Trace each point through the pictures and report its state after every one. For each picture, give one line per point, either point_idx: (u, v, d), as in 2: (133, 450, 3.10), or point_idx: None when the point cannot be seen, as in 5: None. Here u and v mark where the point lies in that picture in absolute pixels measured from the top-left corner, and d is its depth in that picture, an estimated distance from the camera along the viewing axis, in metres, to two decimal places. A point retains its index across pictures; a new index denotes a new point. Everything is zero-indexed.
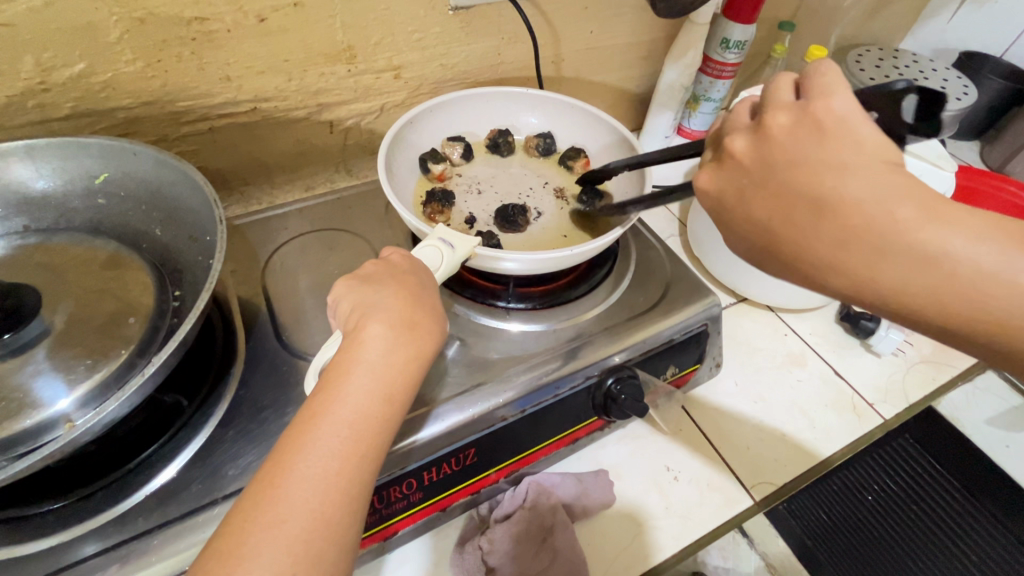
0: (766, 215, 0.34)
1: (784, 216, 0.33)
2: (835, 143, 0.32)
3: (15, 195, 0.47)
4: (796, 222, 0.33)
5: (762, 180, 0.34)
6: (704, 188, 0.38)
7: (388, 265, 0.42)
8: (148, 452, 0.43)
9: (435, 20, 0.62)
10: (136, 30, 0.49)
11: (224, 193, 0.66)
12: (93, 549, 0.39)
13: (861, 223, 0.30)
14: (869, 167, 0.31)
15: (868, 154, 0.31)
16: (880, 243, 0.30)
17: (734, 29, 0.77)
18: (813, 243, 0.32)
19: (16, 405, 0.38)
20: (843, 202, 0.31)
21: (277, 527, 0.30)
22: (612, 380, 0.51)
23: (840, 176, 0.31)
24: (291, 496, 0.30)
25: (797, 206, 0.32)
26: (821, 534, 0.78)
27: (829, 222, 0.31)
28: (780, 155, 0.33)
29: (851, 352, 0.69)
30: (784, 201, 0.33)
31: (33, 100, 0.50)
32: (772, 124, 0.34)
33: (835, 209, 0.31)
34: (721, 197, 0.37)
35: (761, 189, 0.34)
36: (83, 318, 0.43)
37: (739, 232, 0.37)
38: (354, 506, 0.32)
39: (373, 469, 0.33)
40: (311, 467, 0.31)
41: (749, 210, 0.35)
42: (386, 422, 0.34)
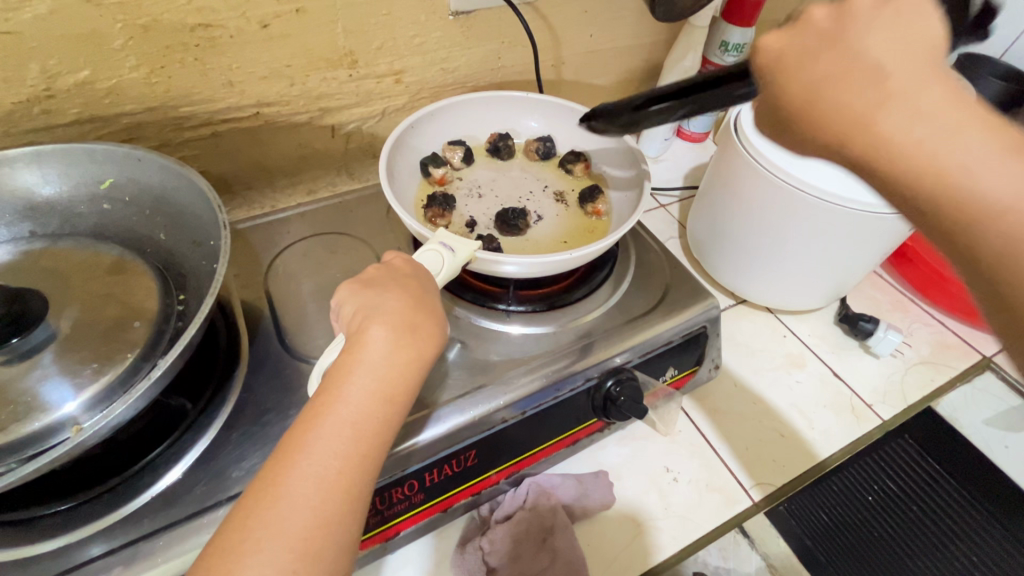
0: (810, 83, 0.30)
1: (836, 78, 0.29)
2: (926, 20, 0.28)
3: (21, 200, 0.48)
4: (852, 90, 0.29)
5: (836, 38, 0.29)
6: (764, 47, 0.32)
7: (391, 268, 0.42)
8: (153, 455, 0.43)
9: (435, 25, 0.63)
10: (141, 37, 0.50)
11: (226, 196, 0.67)
12: (98, 551, 0.39)
13: (906, 102, 0.27)
14: (921, 52, 0.28)
15: (922, 31, 0.28)
16: (930, 130, 0.27)
17: (733, 32, 0.78)
18: (860, 116, 0.28)
19: (22, 409, 0.38)
20: (920, 85, 0.27)
21: (279, 525, 0.30)
22: (611, 382, 0.52)
23: (928, 72, 0.27)
24: (293, 495, 0.31)
25: (843, 76, 0.29)
26: (823, 534, 0.78)
27: (902, 104, 0.27)
28: (873, 20, 0.28)
29: (850, 354, 0.69)
30: (843, 63, 0.29)
31: (38, 106, 0.50)
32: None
33: (892, 79, 0.27)
34: (778, 58, 0.31)
35: (823, 52, 0.29)
36: (88, 322, 0.43)
37: (784, 89, 0.31)
38: (356, 507, 0.32)
39: (375, 469, 0.34)
40: (313, 467, 0.32)
41: (796, 77, 0.30)
42: (388, 424, 0.35)
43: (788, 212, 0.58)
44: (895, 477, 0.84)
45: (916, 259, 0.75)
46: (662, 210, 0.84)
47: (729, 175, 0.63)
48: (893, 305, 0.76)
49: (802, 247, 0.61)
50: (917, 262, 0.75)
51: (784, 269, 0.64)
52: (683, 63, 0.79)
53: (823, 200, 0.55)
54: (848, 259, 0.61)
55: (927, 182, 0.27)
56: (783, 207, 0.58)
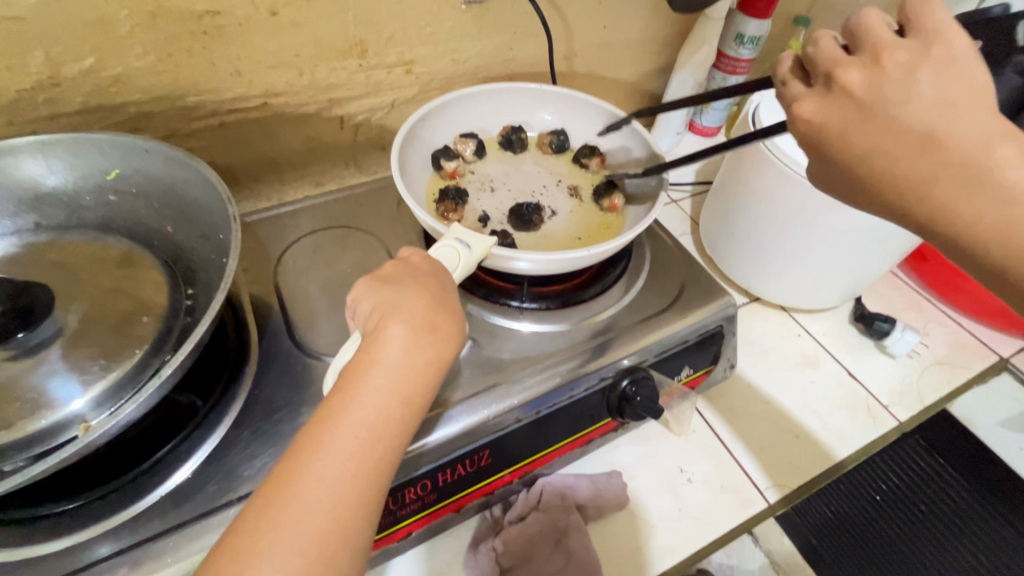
0: (864, 150, 0.33)
1: (892, 151, 0.32)
2: (970, 81, 0.30)
3: (26, 191, 0.47)
4: (903, 161, 0.32)
5: (875, 112, 0.32)
6: (801, 118, 0.35)
7: (408, 264, 0.41)
8: (162, 452, 0.42)
9: (447, 15, 0.61)
10: (148, 24, 0.49)
11: (233, 188, 0.66)
12: (108, 550, 0.38)
13: (967, 169, 0.30)
14: (972, 114, 0.30)
15: (971, 90, 0.30)
16: (1001, 195, 0.30)
17: (749, 24, 0.76)
18: (912, 183, 0.32)
19: (30, 405, 0.38)
20: (985, 149, 0.30)
21: (292, 528, 0.30)
22: (627, 382, 0.51)
23: (989, 135, 0.30)
24: (307, 498, 0.30)
25: (901, 146, 0.31)
26: (831, 530, 0.77)
27: (955, 175, 0.31)
28: (914, 88, 0.30)
29: (865, 354, 0.68)
30: (897, 136, 0.31)
31: (43, 95, 0.49)
32: (892, 58, 0.31)
33: (948, 150, 0.30)
34: (821, 129, 0.34)
35: (873, 122, 0.32)
36: (96, 317, 0.43)
37: (835, 158, 0.34)
38: (370, 511, 0.32)
39: (390, 472, 0.33)
40: (330, 471, 0.31)
41: (850, 146, 0.33)
42: (405, 427, 0.34)
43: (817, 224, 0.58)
44: (901, 473, 0.84)
45: (932, 258, 0.74)
46: (674, 206, 0.83)
47: (748, 172, 0.61)
48: (907, 305, 0.75)
49: (825, 255, 0.60)
50: (933, 260, 0.74)
51: (800, 269, 0.63)
52: (698, 56, 0.78)
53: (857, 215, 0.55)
54: (866, 258, 0.60)
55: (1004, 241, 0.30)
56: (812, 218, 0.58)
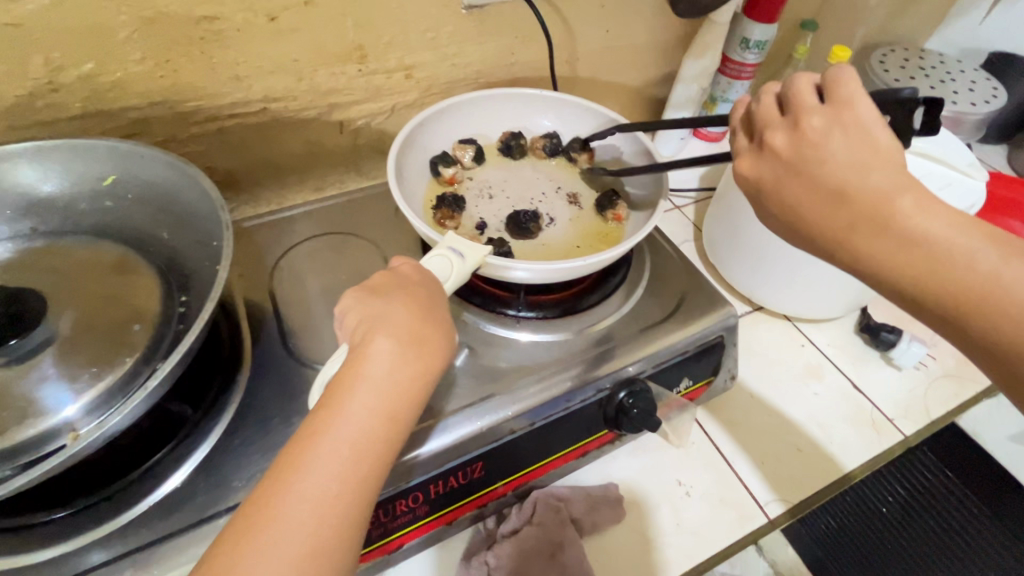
0: (791, 201, 0.36)
1: (811, 202, 0.35)
2: (874, 139, 0.34)
3: (22, 196, 0.47)
4: (823, 210, 0.35)
5: (799, 167, 0.35)
6: (741, 172, 0.39)
7: (398, 275, 0.40)
8: (153, 460, 0.42)
9: (447, 19, 0.61)
10: (146, 29, 0.49)
11: (233, 193, 0.66)
12: (97, 559, 0.38)
13: (877, 217, 0.33)
14: (880, 167, 0.33)
15: (873, 146, 0.34)
16: (905, 240, 0.32)
17: (754, 29, 0.75)
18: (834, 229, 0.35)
19: (21, 412, 0.37)
20: (889, 198, 0.32)
21: (272, 552, 0.29)
22: (624, 394, 0.50)
23: (894, 186, 0.33)
24: (289, 520, 0.30)
25: (817, 197, 0.35)
26: (833, 543, 0.81)
27: (871, 221, 0.33)
28: (827, 147, 0.34)
29: (871, 366, 0.67)
30: (813, 188, 0.35)
31: (41, 100, 0.49)
32: (810, 121, 0.35)
33: (857, 201, 0.33)
34: (758, 182, 0.38)
35: (795, 176, 0.36)
36: (89, 324, 0.42)
37: (774, 209, 0.38)
38: (354, 532, 0.31)
39: (375, 491, 0.32)
40: (315, 489, 0.30)
41: (782, 196, 0.37)
42: (393, 442, 0.33)
43: None
44: (912, 488, 0.84)
45: None
46: (676, 212, 0.82)
47: None
48: None
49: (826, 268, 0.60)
50: None
51: (804, 279, 0.62)
52: (702, 60, 0.77)
53: None
54: None
55: (916, 281, 0.32)
56: None
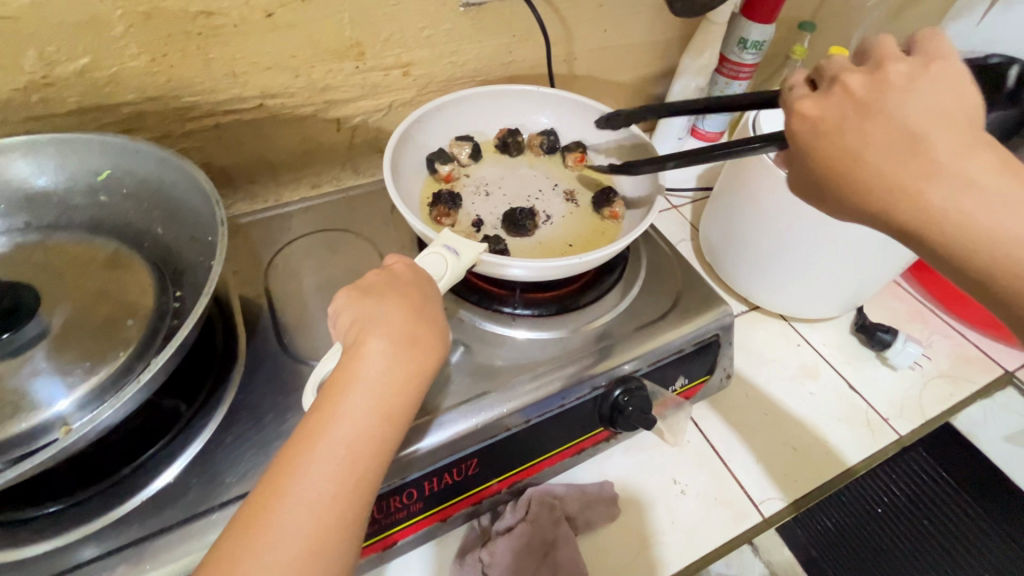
0: (853, 147, 0.32)
1: (882, 148, 0.31)
2: (954, 92, 0.31)
3: (16, 191, 0.47)
4: (893, 159, 0.31)
5: (874, 110, 0.32)
6: (802, 114, 0.34)
7: (391, 273, 0.40)
8: (146, 456, 0.42)
9: (445, 17, 0.61)
10: (142, 24, 0.49)
11: (229, 189, 0.65)
12: (88, 554, 0.38)
13: (953, 170, 0.30)
14: (958, 121, 0.31)
15: (954, 100, 0.31)
16: (980, 196, 0.29)
17: (752, 29, 0.76)
18: (899, 184, 0.31)
19: (12, 407, 0.37)
20: (966, 155, 0.30)
21: (270, 554, 0.29)
22: (619, 392, 0.50)
23: (972, 142, 0.30)
24: (285, 521, 0.30)
25: (890, 143, 0.31)
26: (831, 541, 0.77)
27: (947, 175, 0.30)
28: (909, 93, 0.31)
29: (866, 365, 0.67)
30: (888, 132, 0.31)
31: (36, 95, 0.49)
32: (892, 68, 0.32)
33: (934, 151, 0.30)
34: (818, 125, 0.33)
35: (867, 120, 0.32)
36: (81, 319, 0.42)
37: (827, 159, 0.34)
38: (352, 532, 0.31)
39: (372, 490, 0.32)
40: (310, 485, 0.30)
41: (842, 142, 0.33)
42: (388, 437, 0.33)
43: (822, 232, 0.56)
44: (906, 488, 0.82)
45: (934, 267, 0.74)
46: (673, 212, 0.82)
47: (747, 180, 0.60)
48: (911, 316, 0.73)
49: (825, 266, 0.60)
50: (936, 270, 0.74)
51: (800, 279, 0.62)
52: (700, 60, 0.77)
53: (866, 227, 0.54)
54: (866, 268, 0.59)
55: (987, 242, 0.29)
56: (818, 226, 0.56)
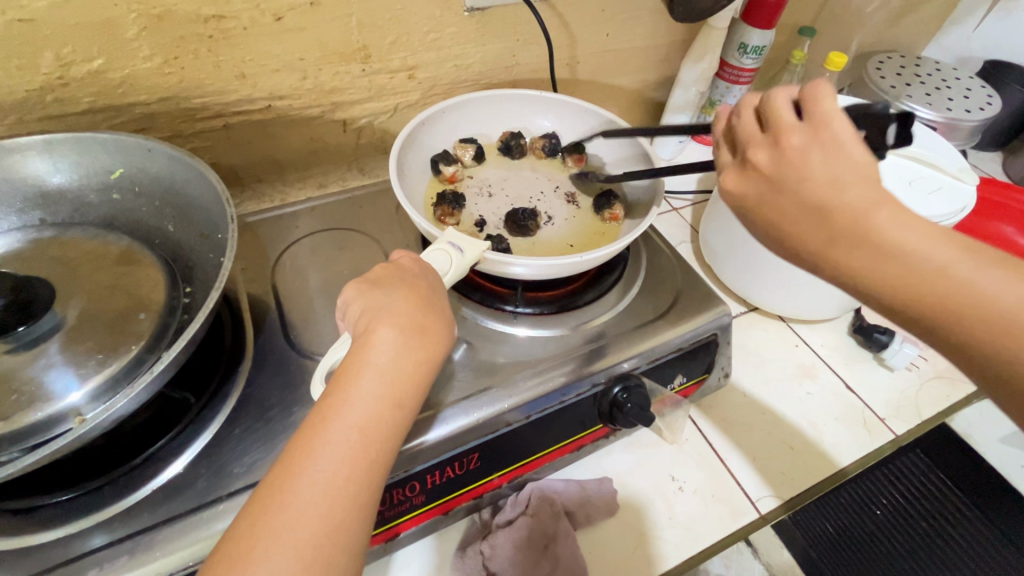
0: (772, 217, 0.34)
1: (792, 219, 0.33)
2: (852, 156, 0.31)
3: (32, 188, 0.48)
4: (804, 227, 0.33)
5: (780, 185, 0.33)
6: (726, 190, 0.36)
7: (399, 267, 0.42)
8: (156, 447, 0.43)
9: (450, 21, 0.62)
10: (154, 27, 0.50)
11: (237, 188, 0.67)
12: (99, 542, 0.39)
13: (857, 239, 0.31)
14: (864, 186, 0.31)
15: (854, 163, 0.31)
16: (889, 261, 0.30)
17: (752, 34, 0.76)
18: (815, 249, 0.33)
19: (27, 397, 0.38)
20: (868, 217, 0.31)
21: (287, 533, 0.30)
22: (618, 389, 0.51)
23: (876, 203, 0.30)
24: (301, 501, 0.30)
25: (800, 217, 0.33)
26: (828, 544, 0.82)
27: (853, 240, 0.31)
28: (805, 166, 0.32)
29: (864, 366, 0.68)
30: (794, 204, 0.33)
31: (52, 95, 0.50)
32: (789, 139, 0.33)
33: (836, 218, 0.31)
34: (741, 200, 0.36)
35: (778, 193, 0.33)
36: (94, 313, 0.43)
37: (758, 225, 0.36)
38: (364, 513, 0.32)
39: (383, 473, 0.33)
40: (321, 470, 0.31)
41: (764, 212, 0.35)
42: (395, 427, 0.34)
43: None
44: (905, 491, 0.85)
45: None
46: (674, 214, 0.83)
47: None
48: None
49: None
50: None
51: (798, 279, 0.63)
52: (701, 64, 0.78)
53: None
54: None
55: (905, 299, 0.31)
56: None
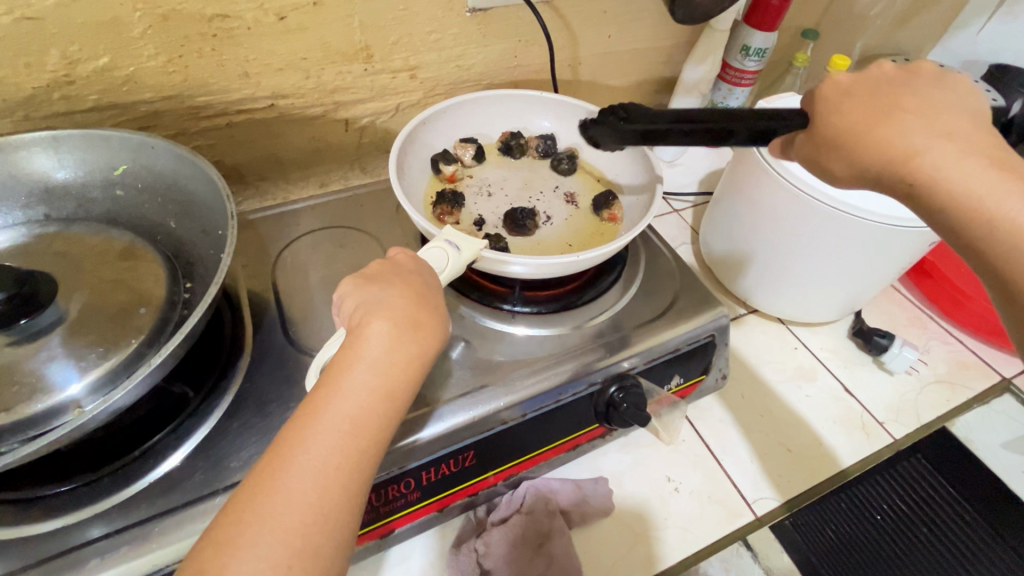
0: (874, 114, 0.38)
1: (895, 117, 0.38)
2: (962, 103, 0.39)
3: (37, 184, 0.49)
4: (902, 126, 0.37)
5: (893, 95, 0.40)
6: (835, 82, 0.42)
7: (394, 263, 0.42)
8: (154, 440, 0.43)
9: (452, 22, 0.63)
10: (160, 26, 0.51)
11: (240, 186, 0.67)
12: (97, 533, 0.39)
13: (953, 139, 0.36)
14: (955, 117, 0.38)
15: (963, 108, 0.38)
16: (971, 162, 0.35)
17: (755, 37, 0.76)
18: (903, 146, 0.37)
19: (28, 388, 0.39)
20: (959, 132, 0.36)
21: (275, 520, 0.30)
22: (614, 388, 0.51)
23: (966, 132, 0.37)
24: (290, 489, 0.31)
25: (906, 118, 0.37)
26: (831, 552, 0.73)
27: (947, 144, 0.36)
28: (911, 95, 0.39)
29: (863, 369, 0.68)
30: (907, 109, 0.38)
31: (58, 92, 0.51)
32: (922, 77, 0.41)
33: (942, 127, 0.37)
34: (846, 91, 0.41)
35: (892, 97, 0.39)
36: (96, 307, 0.44)
37: (849, 114, 0.39)
38: (353, 503, 0.32)
39: (374, 466, 0.34)
40: (311, 460, 0.32)
41: (857, 111, 0.39)
42: (387, 420, 0.35)
43: (808, 226, 0.57)
44: (905, 497, 0.80)
45: (933, 273, 0.74)
46: (674, 215, 0.83)
47: (745, 183, 0.62)
48: (909, 321, 0.74)
49: (820, 268, 0.60)
50: (935, 275, 0.74)
51: (796, 282, 0.63)
52: (703, 67, 0.78)
53: (846, 215, 0.54)
54: (863, 273, 0.59)
55: (973, 205, 0.34)
56: (805, 220, 0.57)
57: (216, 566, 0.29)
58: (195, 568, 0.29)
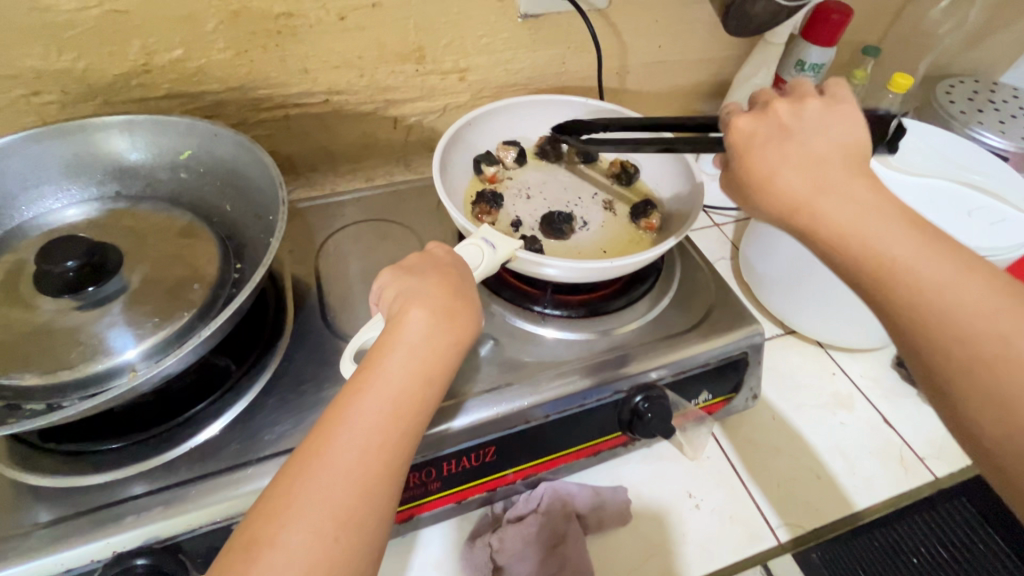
0: (770, 163, 0.39)
1: (790, 165, 0.39)
2: (854, 138, 0.39)
3: (112, 163, 0.53)
4: (796, 175, 0.38)
5: (792, 135, 0.40)
6: (739, 126, 0.42)
7: (431, 256, 0.43)
8: (197, 408, 0.46)
9: (504, 27, 0.64)
10: (231, 22, 0.54)
11: (292, 176, 0.70)
12: (140, 490, 0.42)
13: (839, 188, 0.37)
14: (848, 157, 0.38)
15: (850, 148, 0.39)
16: (854, 209, 0.36)
17: (811, 51, 0.75)
18: (797, 198, 0.38)
19: (91, 349, 0.42)
20: (852, 177, 0.37)
21: (321, 494, 0.31)
22: (640, 398, 0.51)
23: (855, 175, 0.37)
24: (335, 463, 0.32)
25: (798, 164, 0.38)
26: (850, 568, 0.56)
27: (835, 192, 0.37)
28: (807, 136, 0.39)
29: (906, 401, 0.65)
30: (800, 154, 0.39)
31: (137, 79, 0.55)
32: (813, 105, 0.41)
33: (830, 174, 0.37)
34: (749, 137, 0.41)
35: (782, 141, 0.40)
36: (155, 279, 0.47)
37: (749, 163, 0.40)
38: (393, 480, 0.33)
39: (412, 447, 0.35)
40: (354, 437, 0.33)
41: (755, 162, 0.40)
42: (425, 403, 0.36)
43: None
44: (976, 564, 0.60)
45: None
46: (715, 229, 0.81)
47: None
48: None
49: None
50: None
51: (837, 304, 0.61)
52: (754, 80, 0.77)
53: None
54: None
55: (859, 252, 0.35)
56: None
57: (268, 533, 0.30)
58: (247, 535, 0.31)
